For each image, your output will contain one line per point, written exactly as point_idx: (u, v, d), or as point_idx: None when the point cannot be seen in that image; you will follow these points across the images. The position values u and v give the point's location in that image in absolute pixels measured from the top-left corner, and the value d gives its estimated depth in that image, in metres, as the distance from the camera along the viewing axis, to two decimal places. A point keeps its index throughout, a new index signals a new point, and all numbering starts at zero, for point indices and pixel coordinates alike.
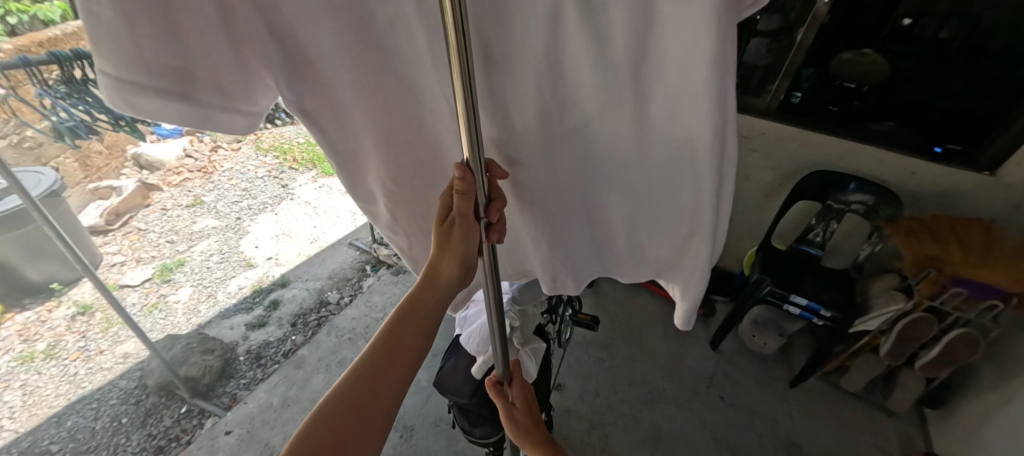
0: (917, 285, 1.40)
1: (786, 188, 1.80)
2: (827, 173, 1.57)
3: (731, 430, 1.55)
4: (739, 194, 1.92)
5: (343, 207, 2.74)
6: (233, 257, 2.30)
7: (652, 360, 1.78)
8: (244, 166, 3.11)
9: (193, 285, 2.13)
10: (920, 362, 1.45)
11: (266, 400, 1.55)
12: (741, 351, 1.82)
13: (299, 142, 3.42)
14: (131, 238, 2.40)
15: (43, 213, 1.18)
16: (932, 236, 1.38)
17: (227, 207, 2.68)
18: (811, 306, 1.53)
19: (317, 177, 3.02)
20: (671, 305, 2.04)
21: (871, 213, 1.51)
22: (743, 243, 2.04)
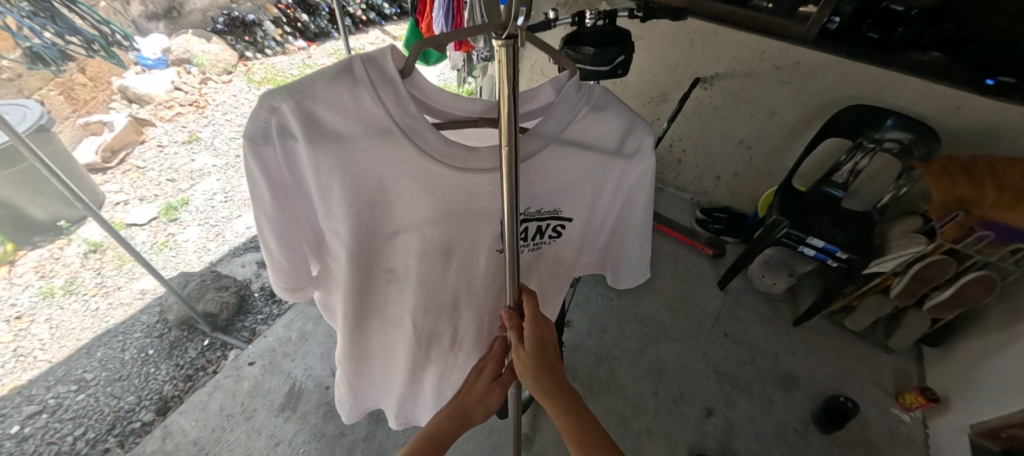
0: (941, 228, 1.36)
1: (814, 125, 1.68)
2: (864, 106, 1.46)
3: (733, 364, 1.60)
4: (763, 131, 1.81)
5: None
6: (237, 196, 2.26)
7: (660, 299, 1.81)
8: (238, 100, 2.94)
9: (200, 223, 2.11)
10: (929, 304, 1.45)
11: (284, 335, 1.60)
12: (749, 291, 1.83)
13: (293, 74, 3.20)
14: (130, 176, 2.33)
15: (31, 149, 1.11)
16: (968, 176, 1.30)
17: (224, 144, 2.58)
18: (827, 248, 1.50)
19: None
20: (681, 246, 2.02)
21: (905, 152, 1.42)
22: (760, 184, 1.97)
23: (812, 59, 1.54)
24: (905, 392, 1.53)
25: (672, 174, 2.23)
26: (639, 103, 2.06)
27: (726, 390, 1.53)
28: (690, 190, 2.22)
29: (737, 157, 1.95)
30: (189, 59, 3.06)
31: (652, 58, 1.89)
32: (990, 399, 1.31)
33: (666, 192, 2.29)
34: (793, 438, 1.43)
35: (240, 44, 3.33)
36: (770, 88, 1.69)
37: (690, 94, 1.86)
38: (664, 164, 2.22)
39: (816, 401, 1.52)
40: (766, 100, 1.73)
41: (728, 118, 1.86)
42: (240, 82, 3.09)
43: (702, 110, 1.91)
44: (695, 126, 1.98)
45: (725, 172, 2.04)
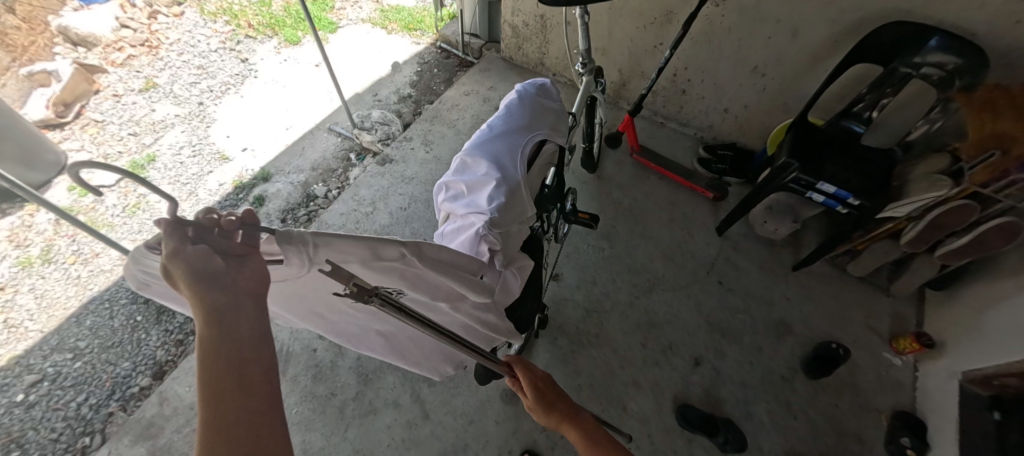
0: (969, 170, 1.19)
1: (842, 48, 1.45)
2: (905, 24, 1.23)
3: (726, 313, 1.57)
4: (781, 56, 1.57)
5: (315, 86, 2.39)
6: (206, 150, 2.12)
7: (653, 248, 1.72)
8: (193, 37, 2.64)
9: (171, 182, 2.00)
10: (943, 250, 1.35)
11: None
12: (749, 237, 1.74)
13: (251, 1, 2.83)
14: (90, 132, 2.16)
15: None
16: (1016, 109, 1.12)
17: (184, 90, 2.35)
18: (839, 194, 1.36)
19: (280, 48, 2.58)
20: (680, 189, 1.89)
21: (946, 80, 1.22)
22: (772, 117, 1.77)
23: None
24: (900, 336, 1.50)
25: (675, 107, 2.01)
26: (640, 25, 1.78)
27: (716, 340, 1.51)
28: (694, 125, 2.02)
29: (749, 86, 1.73)
30: None
31: None
32: (989, 346, 1.28)
33: (667, 127, 2.09)
34: (779, 384, 1.43)
35: None
36: (795, 2, 1.42)
37: (699, 13, 1.59)
38: (666, 96, 1.99)
39: (807, 347, 1.50)
40: (788, 17, 1.46)
41: (742, 41, 1.61)
42: (193, 15, 2.74)
43: (711, 32, 1.65)
44: (703, 51, 1.72)
45: (734, 105, 1.82)
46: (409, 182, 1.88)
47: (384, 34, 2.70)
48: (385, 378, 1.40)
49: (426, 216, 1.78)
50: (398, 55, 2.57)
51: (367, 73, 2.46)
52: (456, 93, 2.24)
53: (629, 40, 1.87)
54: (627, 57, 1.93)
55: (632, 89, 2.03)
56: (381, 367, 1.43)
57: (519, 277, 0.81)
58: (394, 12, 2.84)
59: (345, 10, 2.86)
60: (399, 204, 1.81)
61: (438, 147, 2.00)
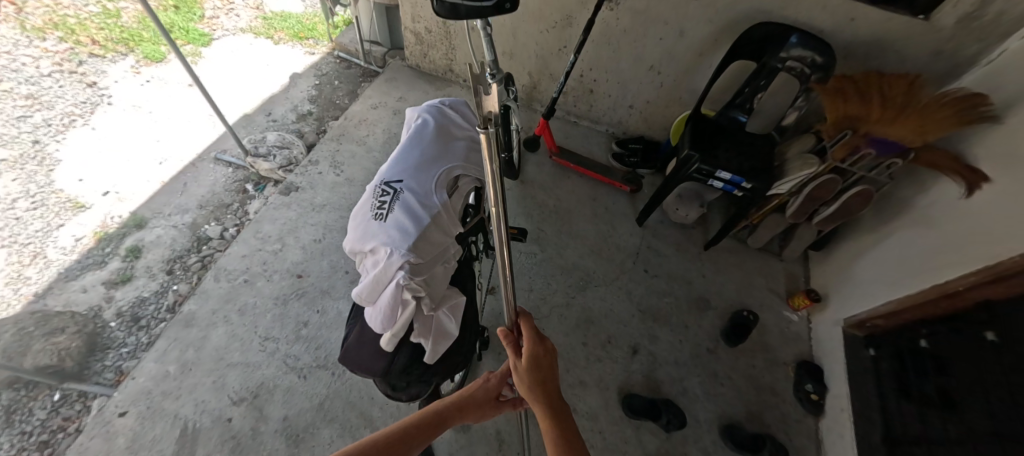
0: (831, 148, 1.41)
1: (722, 46, 1.58)
2: (771, 24, 1.37)
3: (654, 298, 1.67)
4: (672, 55, 1.69)
5: (190, 109, 2.07)
6: (51, 199, 1.73)
7: (582, 246, 1.77)
8: (14, 59, 2.14)
9: (5, 244, 1.60)
10: (818, 218, 1.56)
11: (160, 370, 1.32)
12: (665, 223, 1.86)
13: (92, 11, 2.36)
14: None
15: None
16: (858, 94, 1.33)
17: (11, 127, 1.90)
18: (734, 179, 1.51)
19: (138, 67, 2.19)
20: (599, 185, 1.96)
21: (806, 73, 1.39)
22: (671, 111, 1.91)
23: None
24: (795, 295, 1.72)
25: (586, 106, 2.08)
26: (543, 28, 1.79)
27: (649, 326, 1.59)
28: (604, 122, 2.11)
29: (648, 84, 1.84)
30: None
31: None
32: (861, 293, 1.51)
33: (581, 126, 2.16)
34: (707, 356, 1.56)
35: None
36: (679, 5, 1.53)
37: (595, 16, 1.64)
38: (576, 96, 2.05)
39: (725, 318, 1.66)
40: (674, 19, 1.57)
41: (638, 41, 1.70)
42: (10, 31, 2.22)
43: (610, 34, 1.72)
44: (605, 53, 1.79)
45: (637, 101, 1.93)
46: (321, 210, 1.71)
47: (270, 45, 2.42)
48: (320, 433, 1.26)
49: (345, 246, 1.63)
50: (290, 67, 2.33)
51: (255, 90, 2.20)
52: (363, 107, 2.09)
53: (535, 43, 1.88)
54: (534, 60, 1.94)
55: (543, 91, 2.06)
56: (314, 422, 1.28)
57: (452, 315, 0.77)
58: (280, 20, 2.56)
59: (218, 18, 2.51)
60: (312, 235, 1.64)
61: (350, 167, 1.85)
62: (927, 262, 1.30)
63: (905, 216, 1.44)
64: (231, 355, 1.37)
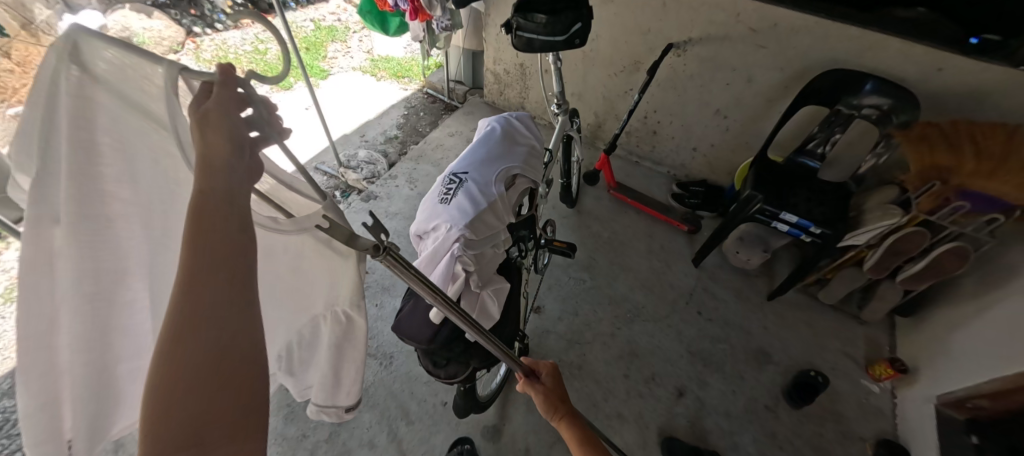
0: (916, 199, 1.31)
1: (792, 92, 1.60)
2: (844, 70, 1.38)
3: (706, 342, 1.59)
4: (740, 99, 1.72)
5: (301, 128, 2.47)
6: None
7: (633, 279, 1.77)
8: None
9: None
10: (902, 276, 1.42)
11: None
12: (724, 267, 1.80)
13: (246, 50, 2.99)
14: None
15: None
16: (947, 144, 1.25)
17: None
18: (801, 223, 1.44)
19: (271, 93, 2.69)
20: (657, 223, 1.97)
21: (884, 117, 1.36)
22: (737, 156, 1.90)
23: (791, 20, 1.45)
24: (876, 363, 1.53)
25: (648, 147, 2.14)
26: (612, 71, 1.94)
27: (699, 370, 1.52)
28: (666, 163, 2.14)
29: (713, 127, 1.87)
30: (129, 38, 2.78)
31: (622, 23, 1.77)
32: (959, 368, 1.31)
33: (642, 165, 2.21)
34: (763, 413, 1.43)
35: (186, 18, 3.04)
36: (747, 52, 1.59)
37: (663, 62, 1.76)
38: (639, 136, 2.13)
39: (788, 375, 1.52)
40: (742, 65, 1.63)
41: (703, 86, 1.77)
42: (188, 62, 2.86)
43: (676, 78, 1.81)
44: (671, 95, 1.88)
45: (701, 144, 1.96)
46: (393, 218, 1.91)
47: (373, 80, 2.86)
48: (361, 416, 1.35)
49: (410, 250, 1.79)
50: (386, 99, 2.71)
51: (356, 116, 2.58)
52: (443, 134, 2.35)
53: (602, 85, 2.02)
54: (601, 100, 2.08)
55: (607, 130, 2.17)
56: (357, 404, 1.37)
57: (495, 298, 0.83)
58: (384, 61, 3.01)
59: (337, 58, 3.03)
60: None
61: (423, 184, 2.06)
62: None
63: (1011, 282, 1.25)
64: None
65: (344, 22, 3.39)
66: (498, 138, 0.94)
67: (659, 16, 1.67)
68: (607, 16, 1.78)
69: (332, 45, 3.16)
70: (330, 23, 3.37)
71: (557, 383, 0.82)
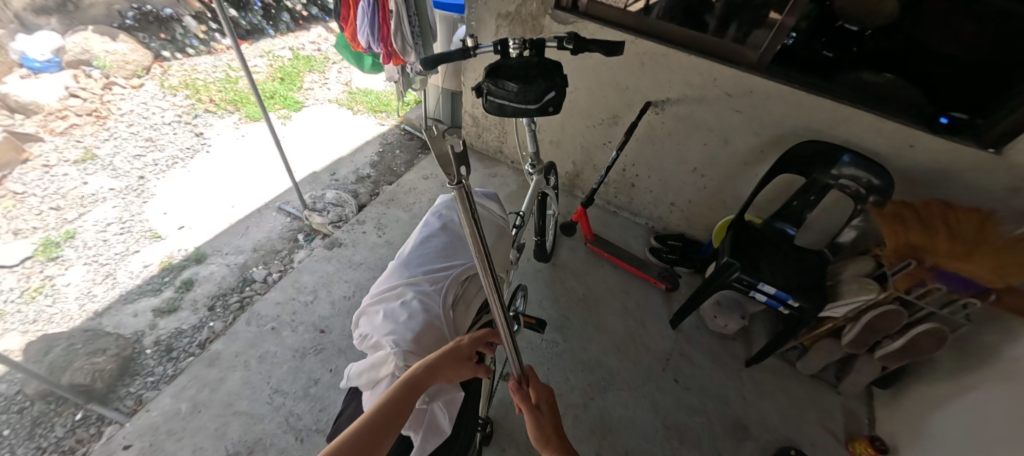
0: (892, 276, 1.27)
1: (768, 157, 1.59)
2: (819, 142, 1.37)
3: (681, 413, 1.51)
4: (716, 159, 1.71)
5: (268, 162, 2.35)
6: (137, 227, 1.97)
7: (607, 341, 1.68)
8: (149, 108, 2.59)
9: (87, 262, 1.81)
10: (879, 352, 1.38)
11: (173, 407, 1.35)
12: (701, 329, 1.74)
13: (217, 77, 2.88)
14: (4, 205, 1.98)
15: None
16: (922, 223, 1.23)
17: (127, 162, 2.26)
18: (779, 295, 1.39)
19: (239, 124, 2.57)
20: (633, 278, 1.91)
21: (860, 192, 1.33)
22: (715, 213, 1.88)
23: (764, 88, 1.45)
24: (855, 439, 1.47)
25: (626, 198, 2.11)
26: (590, 123, 1.91)
27: (674, 447, 1.43)
28: (644, 215, 2.11)
29: (690, 184, 1.85)
30: (89, 61, 2.64)
31: (598, 78, 1.75)
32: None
33: (621, 216, 2.17)
34: None
35: (155, 42, 2.92)
36: (721, 115, 1.58)
37: (641, 119, 1.74)
38: (617, 188, 2.10)
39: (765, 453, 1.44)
40: (718, 127, 1.62)
41: (680, 144, 1.75)
42: (152, 87, 2.73)
43: (653, 134, 1.79)
44: (648, 150, 1.86)
45: (679, 199, 1.93)
46: (357, 268, 1.80)
47: (350, 114, 2.78)
48: None
49: None
50: (361, 134, 2.63)
51: (327, 152, 2.48)
52: (417, 176, 2.26)
53: (580, 136, 1.99)
54: (579, 150, 2.04)
55: (585, 180, 2.13)
56: None
57: (446, 411, 0.73)
58: (362, 95, 2.94)
59: (313, 89, 2.95)
60: (343, 291, 1.71)
61: (392, 231, 1.95)
62: (1014, 429, 1.06)
63: (989, 366, 1.22)
64: (240, 402, 1.37)
65: (324, 51, 3.34)
66: (451, 227, 0.90)
67: (637, 75, 1.66)
68: (584, 70, 1.76)
69: (309, 75, 3.08)
70: (309, 52, 3.31)
71: (551, 414, 0.70)
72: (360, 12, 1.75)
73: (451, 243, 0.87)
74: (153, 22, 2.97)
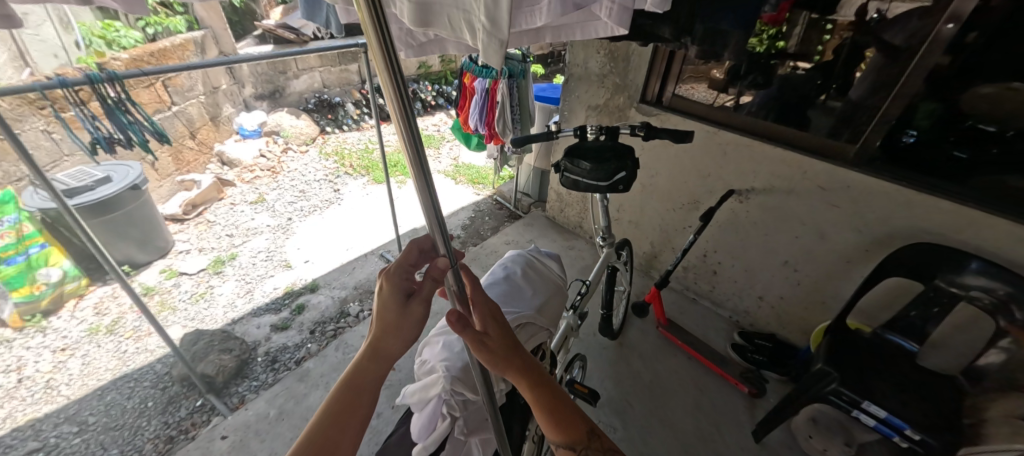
0: None
1: (875, 258, 1.43)
2: (937, 245, 1.22)
3: None
4: (811, 254, 1.58)
5: (381, 217, 2.80)
6: (277, 257, 2.45)
7: (673, 439, 1.52)
8: (308, 168, 3.33)
9: (238, 279, 2.29)
10: None
11: (264, 410, 1.56)
12: (793, 450, 1.48)
13: (359, 148, 3.62)
14: (199, 228, 2.66)
15: (72, 220, 1.20)
16: None
17: (284, 206, 2.89)
18: (893, 421, 1.16)
19: (367, 184, 3.14)
20: (710, 374, 1.74)
21: (1001, 308, 1.11)
22: (812, 314, 1.68)
23: (864, 184, 1.37)
24: None
25: (707, 286, 2.00)
26: (669, 207, 1.94)
27: None
28: (727, 306, 1.96)
29: (780, 278, 1.71)
30: (278, 132, 3.56)
31: (679, 165, 1.82)
32: None
33: (700, 304, 2.05)
34: None
35: (323, 121, 3.84)
36: (815, 208, 1.50)
37: (723, 206, 1.73)
38: (697, 274, 2.02)
39: None
40: (811, 220, 1.53)
41: (768, 235, 1.67)
42: (314, 153, 3.52)
43: (737, 222, 1.74)
44: (731, 238, 1.80)
45: (768, 294, 1.78)
46: (433, 316, 1.96)
47: (452, 183, 3.21)
48: None
49: None
50: (458, 201, 2.99)
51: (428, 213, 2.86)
52: (499, 241, 2.46)
53: (659, 219, 2.02)
54: (657, 232, 2.06)
55: (662, 262, 2.10)
56: None
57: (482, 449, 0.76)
58: (465, 168, 3.40)
59: None
60: None
61: None
62: None
63: None
64: None
65: (442, 132, 3.99)
66: (511, 276, 0.99)
67: (720, 164, 1.69)
68: (666, 156, 1.85)
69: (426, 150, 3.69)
70: (430, 133, 3.99)
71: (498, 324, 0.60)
72: (473, 103, 2.15)
73: (510, 290, 0.95)
74: (326, 107, 3.93)
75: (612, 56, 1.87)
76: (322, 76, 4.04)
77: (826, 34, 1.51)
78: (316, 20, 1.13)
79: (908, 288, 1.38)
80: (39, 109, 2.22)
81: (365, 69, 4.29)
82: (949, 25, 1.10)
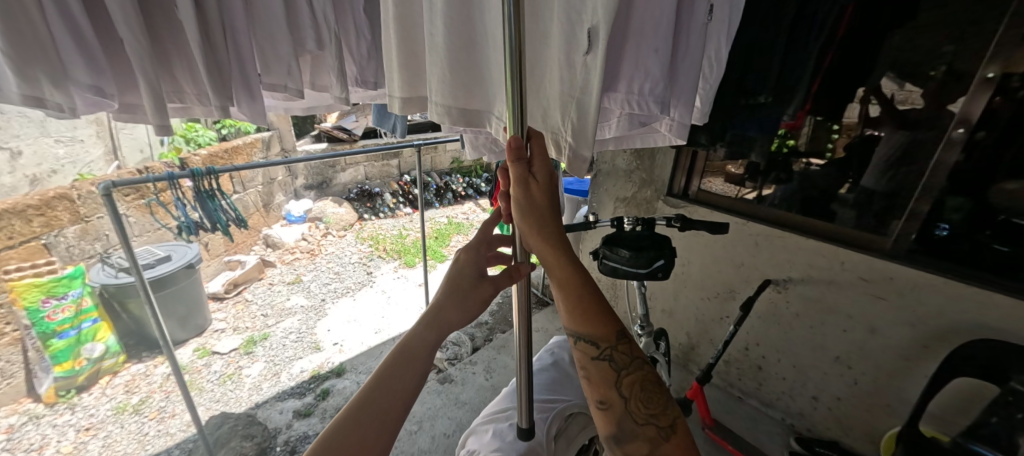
0: None
1: (936, 356, 1.35)
2: (1004, 343, 1.15)
3: None
4: (864, 349, 1.50)
5: (410, 300, 2.85)
6: (307, 339, 2.47)
7: None
8: (344, 251, 3.51)
9: (267, 360, 2.29)
10: None
11: None
12: None
13: (393, 233, 3.83)
14: (237, 307, 2.76)
15: (143, 296, 1.23)
16: None
17: (319, 288, 2.99)
18: None
19: (398, 268, 3.26)
20: None
21: None
22: (877, 419, 1.53)
23: (907, 276, 1.36)
24: None
25: (753, 383, 1.87)
26: (704, 295, 1.93)
27: None
28: (778, 407, 1.81)
29: (834, 375, 1.60)
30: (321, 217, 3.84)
31: (711, 254, 1.85)
32: None
33: (748, 404, 1.90)
34: None
35: (362, 208, 4.14)
36: (859, 300, 1.47)
37: (761, 296, 1.70)
38: (740, 368, 1.91)
39: None
40: (858, 313, 1.49)
41: (813, 327, 1.61)
42: (350, 237, 3.73)
43: (778, 313, 1.70)
44: (773, 329, 1.73)
45: (823, 394, 1.65)
46: (461, 406, 1.87)
47: None
48: None
49: None
50: None
51: None
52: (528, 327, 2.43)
53: (694, 308, 1.99)
54: (693, 322, 2.01)
55: (701, 354, 2.01)
56: None
57: None
58: None
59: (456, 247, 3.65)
60: (445, 428, 1.76)
61: (499, 376, 2.05)
62: None
63: None
64: None
65: (471, 220, 4.21)
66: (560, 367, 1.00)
67: (753, 253, 1.72)
68: (697, 246, 1.90)
69: (456, 236, 3.86)
70: (459, 220, 4.21)
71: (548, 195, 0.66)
72: None
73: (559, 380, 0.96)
74: (365, 197, 4.27)
75: (637, 154, 2.05)
76: (365, 170, 4.47)
77: (833, 134, 1.46)
78: (386, 125, 1.32)
79: (982, 391, 1.27)
80: (126, 197, 2.54)
81: (404, 163, 4.73)
82: (960, 129, 1.20)
